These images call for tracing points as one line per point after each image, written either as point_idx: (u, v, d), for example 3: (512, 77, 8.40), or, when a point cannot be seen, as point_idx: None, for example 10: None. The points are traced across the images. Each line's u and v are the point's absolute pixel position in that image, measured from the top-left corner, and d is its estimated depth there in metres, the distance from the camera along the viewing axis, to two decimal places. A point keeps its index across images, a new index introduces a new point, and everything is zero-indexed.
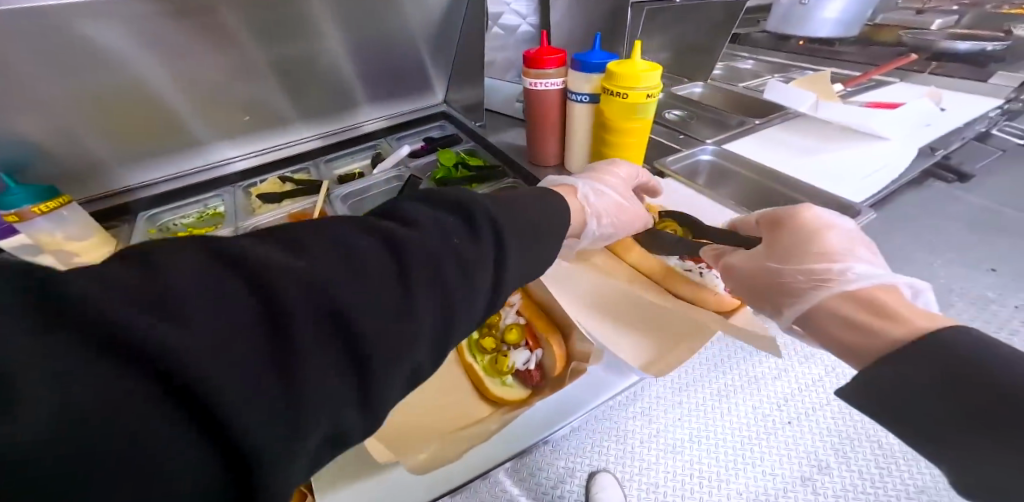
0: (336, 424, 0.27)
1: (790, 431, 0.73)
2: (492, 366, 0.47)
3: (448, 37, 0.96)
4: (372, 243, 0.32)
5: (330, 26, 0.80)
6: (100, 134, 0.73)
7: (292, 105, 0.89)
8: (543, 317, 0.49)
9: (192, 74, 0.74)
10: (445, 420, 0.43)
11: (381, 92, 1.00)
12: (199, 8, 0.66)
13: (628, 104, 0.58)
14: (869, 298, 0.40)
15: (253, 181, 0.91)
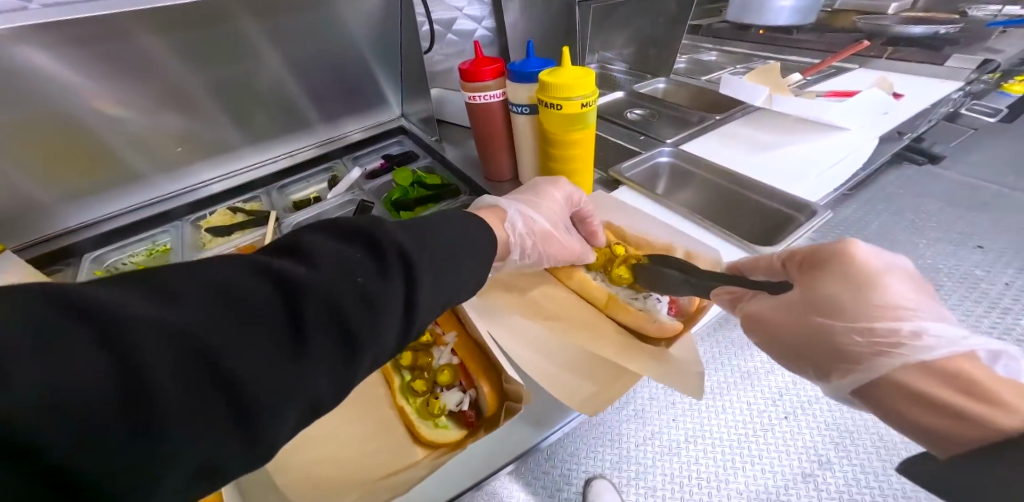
0: (208, 467, 0.23)
1: (789, 427, 0.66)
2: (424, 409, 0.45)
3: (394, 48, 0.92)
4: (261, 286, 0.26)
5: (266, 43, 0.78)
6: (23, 173, 0.68)
7: (237, 130, 0.85)
8: (476, 355, 0.47)
9: (119, 102, 0.71)
10: (373, 471, 0.39)
11: (334, 109, 0.95)
12: (115, 33, 0.64)
13: (565, 114, 0.56)
14: (957, 371, 0.29)
15: (202, 214, 0.83)
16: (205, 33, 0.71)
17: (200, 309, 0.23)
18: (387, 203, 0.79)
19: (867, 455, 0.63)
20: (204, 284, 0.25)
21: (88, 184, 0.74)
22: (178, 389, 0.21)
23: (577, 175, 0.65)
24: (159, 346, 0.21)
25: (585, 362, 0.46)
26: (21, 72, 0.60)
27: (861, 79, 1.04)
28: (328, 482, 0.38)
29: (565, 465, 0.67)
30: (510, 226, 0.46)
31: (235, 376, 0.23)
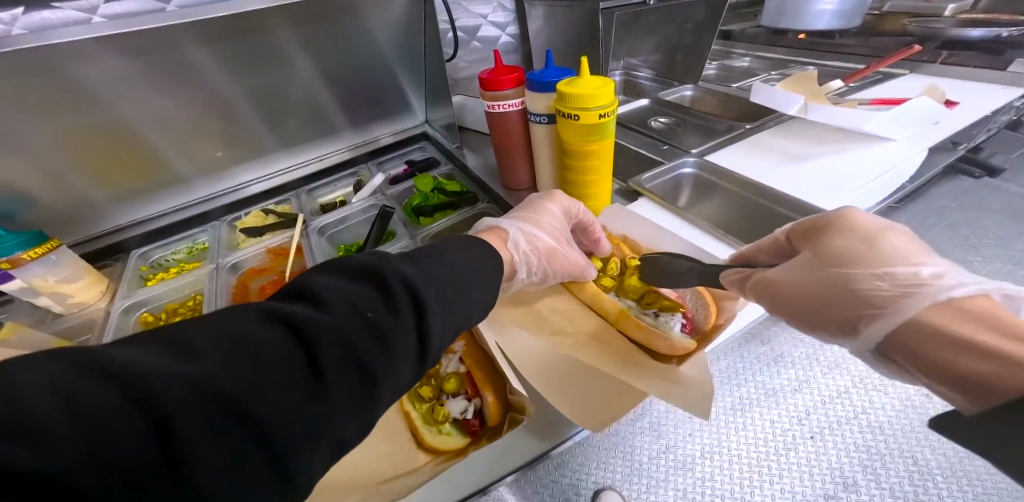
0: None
1: (815, 448, 0.61)
2: (429, 415, 0.45)
3: (419, 57, 0.96)
4: (271, 331, 0.27)
5: (300, 52, 0.82)
6: (84, 174, 0.74)
7: (271, 135, 0.90)
8: (483, 366, 0.47)
9: (169, 109, 0.76)
10: (376, 472, 0.40)
11: (361, 116, 0.99)
12: (163, 46, 0.69)
13: (582, 124, 0.55)
14: (985, 311, 0.29)
15: (239, 214, 0.88)
16: (245, 46, 0.76)
17: (219, 360, 0.25)
18: (407, 208, 0.81)
19: (900, 480, 0.57)
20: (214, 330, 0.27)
21: (136, 186, 0.80)
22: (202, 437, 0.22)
23: (593, 186, 0.64)
24: (176, 396, 0.22)
25: (589, 375, 0.46)
26: (85, 83, 0.67)
27: (907, 86, 0.97)
28: (331, 480, 0.38)
29: (574, 475, 0.64)
30: (512, 245, 0.46)
31: (257, 418, 0.24)
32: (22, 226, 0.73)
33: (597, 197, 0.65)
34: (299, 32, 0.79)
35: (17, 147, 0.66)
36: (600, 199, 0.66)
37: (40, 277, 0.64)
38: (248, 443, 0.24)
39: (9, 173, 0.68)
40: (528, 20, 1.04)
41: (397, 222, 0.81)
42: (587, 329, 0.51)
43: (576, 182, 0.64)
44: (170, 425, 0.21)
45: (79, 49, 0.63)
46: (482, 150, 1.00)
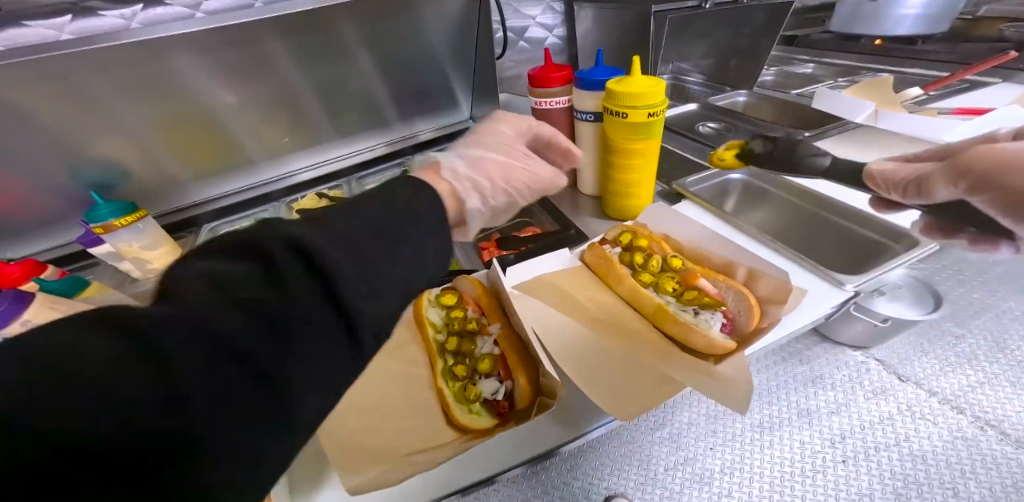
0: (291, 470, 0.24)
1: (845, 473, 0.57)
2: (461, 393, 0.47)
3: (470, 55, 0.99)
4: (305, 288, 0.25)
5: (362, 48, 0.88)
6: (172, 154, 0.84)
7: (329, 124, 0.97)
8: (517, 351, 0.49)
9: (246, 98, 0.84)
10: (408, 440, 0.42)
11: (410, 110, 1.04)
12: (247, 41, 0.76)
13: (630, 123, 0.55)
14: None
15: (296, 196, 0.96)
16: (317, 43, 0.83)
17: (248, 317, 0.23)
18: None
19: None
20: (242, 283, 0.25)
21: (212, 166, 0.89)
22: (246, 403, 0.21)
23: (635, 185, 0.63)
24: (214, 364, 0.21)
25: (622, 369, 0.44)
26: (181, 75, 0.74)
27: (997, 98, 0.88)
28: (367, 444, 0.41)
29: (586, 478, 0.62)
30: (480, 163, 0.47)
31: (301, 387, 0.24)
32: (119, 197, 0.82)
33: (638, 198, 0.64)
34: (364, 29, 0.84)
35: (121, 129, 0.75)
36: (641, 200, 0.65)
37: (126, 242, 0.73)
38: (258, 400, 0.22)
39: (113, 151, 0.77)
40: (577, 22, 1.05)
41: (440, 211, 0.85)
42: (622, 322, 0.52)
43: (618, 181, 0.64)
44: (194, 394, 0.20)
45: (180, 44, 0.70)
46: None
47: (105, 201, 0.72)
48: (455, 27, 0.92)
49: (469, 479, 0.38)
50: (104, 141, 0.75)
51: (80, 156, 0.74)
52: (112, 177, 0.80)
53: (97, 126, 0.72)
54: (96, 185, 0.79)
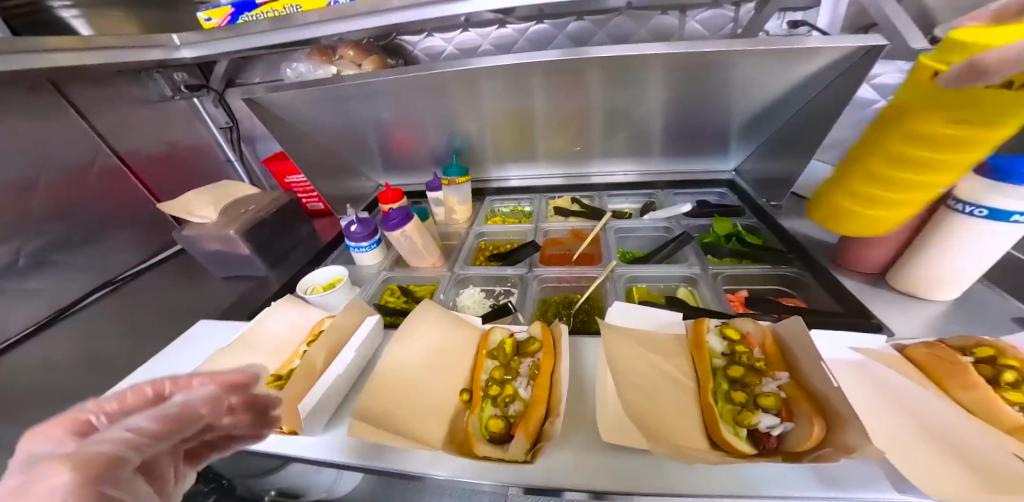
0: None
1: None
2: (730, 414, 0.43)
3: (775, 114, 0.95)
4: None
5: (656, 88, 0.95)
6: (490, 137, 1.17)
7: (599, 141, 1.14)
8: (813, 396, 0.41)
9: (546, 110, 1.05)
10: (674, 433, 0.40)
11: (677, 147, 1.12)
12: (561, 75, 0.94)
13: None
14: None
15: (554, 195, 1.23)
16: (628, 80, 0.94)
17: None
18: (699, 242, 0.89)
19: None
20: None
21: (510, 150, 1.21)
22: None
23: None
24: None
25: (959, 474, 0.34)
26: (512, 93, 1.00)
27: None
28: (640, 417, 0.41)
29: None
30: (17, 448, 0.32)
31: None
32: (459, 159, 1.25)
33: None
34: (669, 76, 0.90)
35: (469, 115, 1.09)
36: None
37: (452, 196, 1.10)
38: None
39: (462, 127, 1.14)
40: None
41: (688, 251, 0.86)
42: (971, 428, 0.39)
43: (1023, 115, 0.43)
44: None
45: (516, 75, 0.95)
46: (798, 217, 0.92)
47: (455, 164, 1.10)
48: (764, 95, 0.90)
49: (722, 493, 0.37)
50: (461, 122, 1.12)
51: (450, 129, 1.15)
52: (459, 143, 1.20)
53: (460, 112, 1.09)
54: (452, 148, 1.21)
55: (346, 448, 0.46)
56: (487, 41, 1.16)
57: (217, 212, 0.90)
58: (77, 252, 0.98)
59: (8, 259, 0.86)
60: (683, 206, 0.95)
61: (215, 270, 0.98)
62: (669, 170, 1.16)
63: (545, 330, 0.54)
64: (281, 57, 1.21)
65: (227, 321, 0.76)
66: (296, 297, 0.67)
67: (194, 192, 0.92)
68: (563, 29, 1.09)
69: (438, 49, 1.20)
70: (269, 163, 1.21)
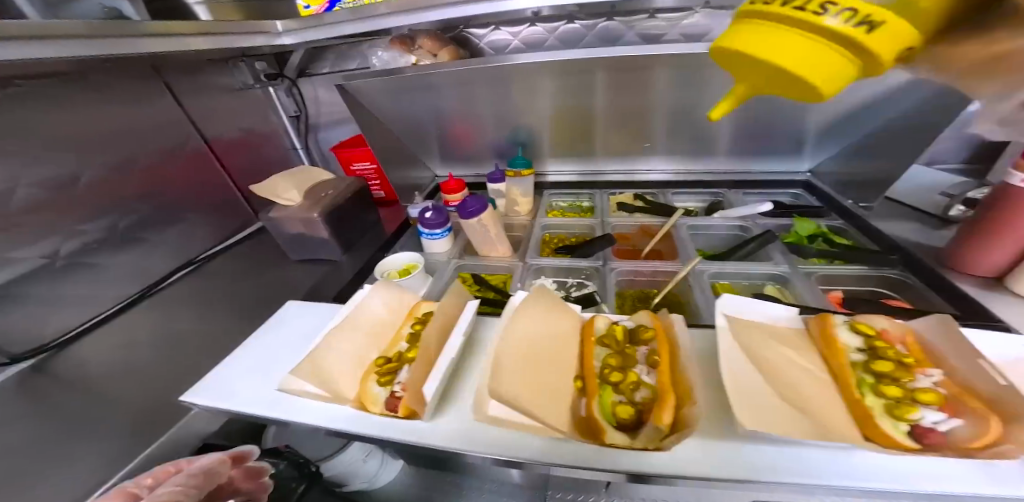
0: None
1: None
2: (883, 408, 0.40)
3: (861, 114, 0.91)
4: None
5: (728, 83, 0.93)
6: (550, 133, 1.17)
7: (662, 140, 1.12)
8: (979, 395, 0.39)
9: (611, 106, 1.04)
10: (825, 421, 0.39)
11: (745, 149, 1.08)
12: (633, 69, 0.93)
13: (848, 57, 0.27)
14: None
15: (613, 191, 1.20)
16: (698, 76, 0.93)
17: None
18: (784, 241, 0.85)
19: None
20: None
21: (569, 146, 1.20)
22: None
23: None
24: None
25: None
26: (583, 85, 1.00)
27: None
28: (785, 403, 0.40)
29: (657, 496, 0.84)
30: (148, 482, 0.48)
31: None
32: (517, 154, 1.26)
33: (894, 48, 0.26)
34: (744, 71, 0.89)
35: (532, 108, 1.10)
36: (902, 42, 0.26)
37: (517, 187, 1.11)
38: None
39: (524, 120, 1.15)
40: None
41: (773, 250, 0.84)
42: None
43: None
44: None
45: (590, 67, 0.94)
46: (889, 220, 0.88)
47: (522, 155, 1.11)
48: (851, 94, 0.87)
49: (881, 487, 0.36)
50: (525, 116, 1.13)
51: (513, 121, 1.16)
52: (521, 136, 1.20)
53: (525, 105, 1.10)
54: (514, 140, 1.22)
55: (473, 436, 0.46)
56: (553, 36, 1.15)
57: (301, 196, 0.94)
58: (165, 230, 1.03)
59: (98, 233, 0.90)
60: (762, 205, 0.91)
61: (291, 253, 1.02)
62: (735, 172, 1.12)
63: (656, 318, 0.54)
64: (351, 46, 1.26)
65: (314, 304, 0.79)
66: (389, 281, 0.67)
67: (279, 175, 0.96)
68: (633, 25, 1.07)
69: (503, 42, 1.20)
70: (337, 150, 1.26)
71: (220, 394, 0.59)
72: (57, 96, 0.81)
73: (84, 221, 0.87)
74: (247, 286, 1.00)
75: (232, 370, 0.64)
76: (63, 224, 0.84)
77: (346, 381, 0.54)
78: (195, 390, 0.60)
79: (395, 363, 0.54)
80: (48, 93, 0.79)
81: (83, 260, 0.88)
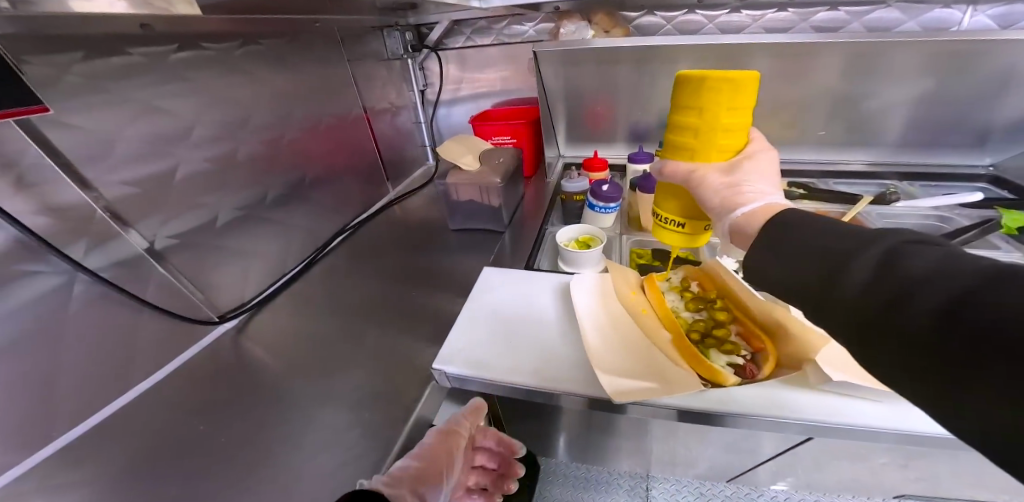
0: (814, 302, 0.32)
1: (926, 489, 0.91)
2: None
3: None
4: (885, 267, 0.28)
5: (913, 72, 0.90)
6: None
7: (816, 130, 1.08)
8: None
9: (773, 93, 1.01)
10: None
11: (908, 141, 1.05)
12: (813, 55, 0.90)
13: (688, 234, 0.50)
14: (761, 219, 0.38)
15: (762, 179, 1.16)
16: (879, 70, 0.91)
17: (820, 268, 0.31)
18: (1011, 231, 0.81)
19: None
20: (845, 238, 0.32)
21: None
22: (865, 290, 0.28)
23: (725, 135, 0.42)
24: (843, 260, 0.30)
25: None
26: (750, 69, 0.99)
27: None
28: None
29: (816, 460, 0.88)
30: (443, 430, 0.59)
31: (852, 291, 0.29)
32: (652, 137, 1.25)
33: (710, 163, 0.43)
34: (938, 59, 0.86)
35: None
36: (720, 157, 0.43)
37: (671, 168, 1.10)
38: (822, 276, 0.31)
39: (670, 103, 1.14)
40: None
41: (994, 240, 0.81)
42: None
43: (666, 139, 0.46)
44: (833, 271, 0.30)
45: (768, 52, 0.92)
46: None
47: None
48: None
49: None
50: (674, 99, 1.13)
51: (659, 104, 1.16)
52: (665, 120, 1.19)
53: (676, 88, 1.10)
54: (658, 121, 1.20)
55: (827, 406, 0.48)
56: (712, 23, 1.10)
57: (475, 162, 1.00)
58: (326, 191, 1.05)
59: (275, 189, 0.90)
60: (967, 195, 0.89)
61: (451, 222, 1.07)
62: (893, 164, 1.09)
63: None
64: (492, 22, 1.25)
65: (510, 272, 0.79)
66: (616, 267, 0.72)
67: (452, 141, 1.02)
68: (808, 17, 1.04)
69: (654, 27, 1.13)
70: (475, 123, 1.26)
71: (478, 364, 0.59)
72: (268, 57, 0.83)
73: (268, 178, 0.87)
74: (408, 252, 1.02)
75: (470, 339, 0.63)
76: (257, 179, 0.85)
77: (650, 354, 0.56)
78: (449, 359, 0.59)
79: (701, 335, 0.58)
80: (273, 54, 0.85)
81: (265, 216, 0.88)
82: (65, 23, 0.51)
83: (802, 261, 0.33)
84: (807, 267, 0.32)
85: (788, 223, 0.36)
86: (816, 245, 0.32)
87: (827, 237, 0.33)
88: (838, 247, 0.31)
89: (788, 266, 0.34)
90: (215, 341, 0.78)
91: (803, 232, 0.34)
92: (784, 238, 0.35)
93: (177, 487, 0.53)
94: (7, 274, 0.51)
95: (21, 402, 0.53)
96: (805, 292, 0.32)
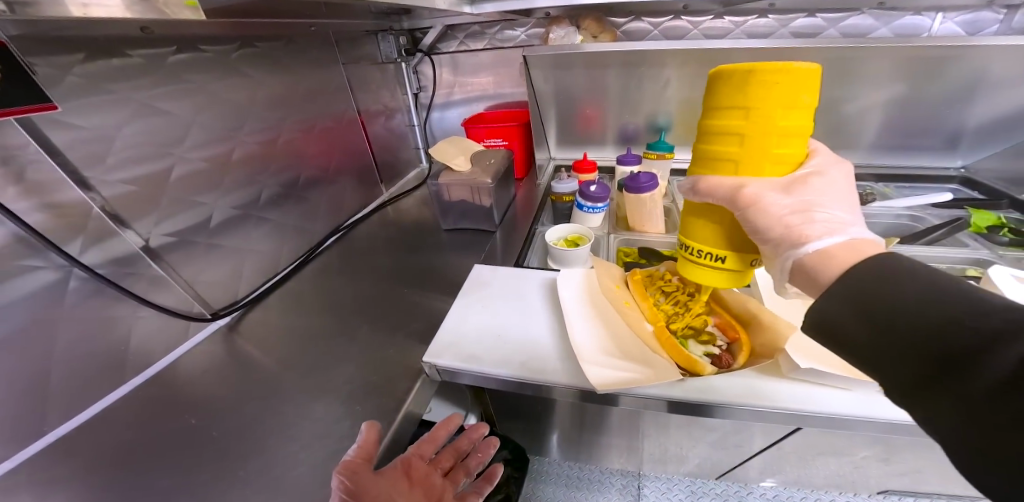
0: (917, 373, 0.30)
1: (910, 484, 0.94)
2: None
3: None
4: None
5: (886, 77, 0.94)
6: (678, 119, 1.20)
7: None
8: None
9: None
10: None
11: (885, 143, 1.09)
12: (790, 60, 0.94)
13: (730, 272, 0.45)
14: (835, 256, 0.36)
15: None
16: (852, 75, 0.95)
17: (938, 342, 0.29)
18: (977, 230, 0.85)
19: None
20: (979, 313, 0.28)
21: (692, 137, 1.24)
22: (991, 384, 0.26)
23: (778, 142, 0.38)
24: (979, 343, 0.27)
25: None
26: None
27: None
28: None
29: (801, 455, 0.90)
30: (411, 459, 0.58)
31: (977, 383, 0.27)
32: (640, 140, 1.28)
33: (760, 177, 0.40)
34: (910, 65, 0.90)
35: (667, 94, 1.14)
36: (772, 171, 0.40)
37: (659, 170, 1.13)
38: (937, 353, 0.29)
39: (657, 106, 1.18)
40: None
41: (962, 238, 0.85)
42: None
43: (703, 151, 0.43)
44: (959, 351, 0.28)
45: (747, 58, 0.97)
46: None
47: (664, 140, 1.13)
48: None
49: None
50: (661, 103, 1.17)
51: (647, 107, 1.19)
52: (653, 122, 1.23)
53: (663, 92, 1.13)
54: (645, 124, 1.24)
55: (799, 394, 0.50)
56: (697, 29, 1.14)
57: (467, 162, 1.03)
58: (320, 192, 1.06)
59: (270, 189, 0.92)
60: (938, 196, 0.93)
61: (444, 222, 1.10)
62: (872, 167, 1.13)
63: None
64: (485, 26, 1.28)
65: (500, 269, 0.81)
66: (601, 263, 0.74)
67: (445, 142, 1.05)
68: (787, 23, 1.08)
69: (641, 32, 1.17)
70: (467, 126, 1.29)
71: (466, 355, 0.61)
72: (264, 59, 0.85)
73: (263, 178, 0.89)
74: (401, 252, 1.04)
75: (459, 331, 0.66)
76: (252, 177, 0.86)
77: (629, 346, 0.59)
78: (440, 352, 0.61)
79: (680, 329, 0.61)
80: (270, 56, 0.87)
81: (260, 216, 0.89)
82: (67, 26, 0.52)
83: (914, 328, 0.30)
84: (921, 338, 0.30)
85: (893, 276, 0.32)
86: (941, 315, 0.29)
87: (954, 306, 0.29)
88: (974, 327, 0.28)
89: (891, 330, 0.31)
90: (210, 338, 0.79)
91: (919, 292, 0.31)
92: (891, 294, 0.32)
93: (168, 477, 0.54)
94: (9, 269, 0.53)
95: (18, 394, 0.54)
96: (910, 363, 0.30)
